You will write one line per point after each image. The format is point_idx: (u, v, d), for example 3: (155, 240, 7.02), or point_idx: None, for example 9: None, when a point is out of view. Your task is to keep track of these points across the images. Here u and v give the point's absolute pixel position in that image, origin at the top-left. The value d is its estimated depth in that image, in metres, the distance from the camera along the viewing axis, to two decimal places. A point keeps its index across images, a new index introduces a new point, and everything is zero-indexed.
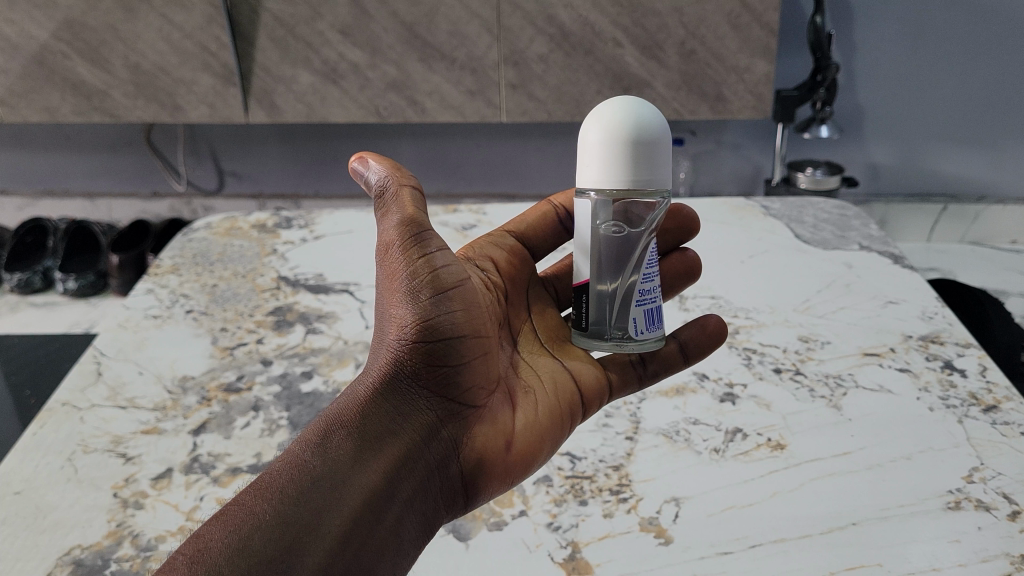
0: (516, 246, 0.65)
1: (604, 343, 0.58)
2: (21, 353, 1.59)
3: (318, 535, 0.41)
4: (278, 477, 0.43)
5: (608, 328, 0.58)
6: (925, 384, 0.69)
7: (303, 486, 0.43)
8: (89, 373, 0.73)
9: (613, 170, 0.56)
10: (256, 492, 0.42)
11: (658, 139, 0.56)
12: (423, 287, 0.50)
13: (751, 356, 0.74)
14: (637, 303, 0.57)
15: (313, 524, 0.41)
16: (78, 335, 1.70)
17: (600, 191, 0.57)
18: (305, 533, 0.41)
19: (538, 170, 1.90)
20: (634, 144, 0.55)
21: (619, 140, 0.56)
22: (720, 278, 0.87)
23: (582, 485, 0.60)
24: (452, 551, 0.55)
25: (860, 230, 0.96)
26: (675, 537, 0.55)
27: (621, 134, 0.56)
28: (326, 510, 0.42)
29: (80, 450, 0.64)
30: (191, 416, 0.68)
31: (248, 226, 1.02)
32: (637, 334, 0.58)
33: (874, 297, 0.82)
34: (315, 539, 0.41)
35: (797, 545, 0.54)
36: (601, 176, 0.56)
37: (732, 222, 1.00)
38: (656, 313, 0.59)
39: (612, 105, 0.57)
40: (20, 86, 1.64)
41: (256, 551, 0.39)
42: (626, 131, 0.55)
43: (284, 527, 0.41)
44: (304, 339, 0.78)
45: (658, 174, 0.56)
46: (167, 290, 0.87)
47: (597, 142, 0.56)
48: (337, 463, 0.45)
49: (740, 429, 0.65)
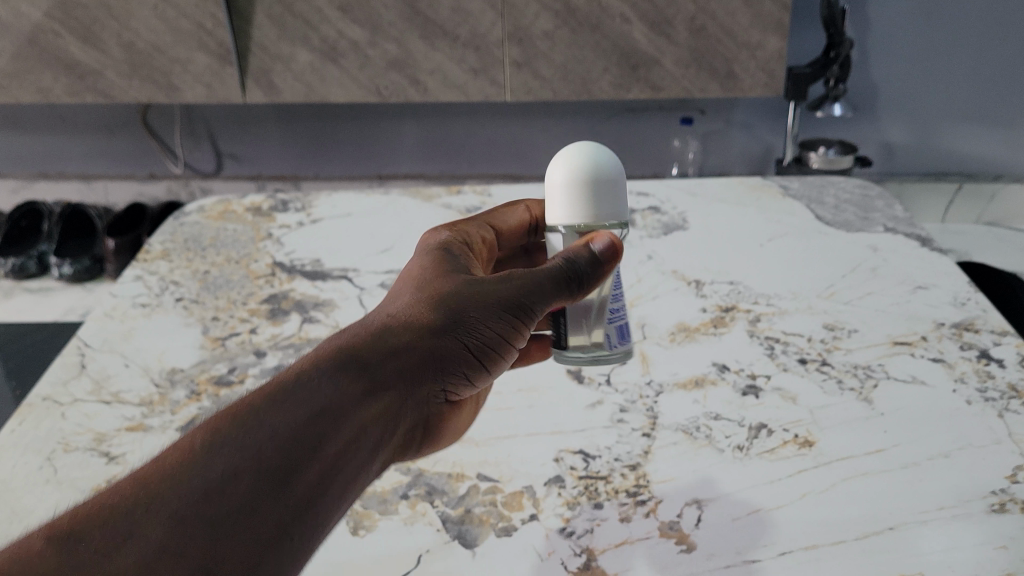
0: (489, 239, 0.60)
1: (579, 355, 0.55)
2: (9, 342, 1.54)
3: (299, 485, 0.37)
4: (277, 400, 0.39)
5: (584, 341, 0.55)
6: (961, 375, 0.64)
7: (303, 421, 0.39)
8: (72, 365, 0.69)
9: (579, 208, 0.54)
10: (250, 413, 0.38)
11: (616, 176, 0.54)
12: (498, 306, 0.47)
13: (774, 345, 0.69)
14: (609, 322, 0.55)
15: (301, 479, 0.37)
16: (67, 324, 1.66)
17: (569, 227, 0.54)
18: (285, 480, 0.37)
19: (543, 151, 1.85)
20: (600, 184, 0.53)
21: (582, 180, 0.53)
22: (739, 262, 0.82)
23: (596, 487, 0.56)
24: (458, 560, 0.51)
25: (884, 211, 0.91)
26: (698, 544, 0.51)
27: (584, 176, 0.53)
28: (317, 447, 0.38)
29: (60, 449, 0.60)
30: (178, 412, 0.64)
31: (242, 209, 0.96)
32: (610, 347, 0.56)
33: (901, 281, 0.77)
34: (294, 495, 0.37)
35: (830, 552, 0.50)
36: (568, 215, 0.54)
37: (750, 202, 0.94)
38: (626, 327, 0.57)
39: (569, 149, 0.55)
40: (10, 67, 1.59)
41: (245, 485, 0.36)
42: (587, 171, 0.53)
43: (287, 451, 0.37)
44: (300, 328, 0.74)
45: (621, 208, 0.54)
46: (156, 277, 0.82)
47: (560, 182, 0.54)
48: (346, 403, 0.40)
49: (765, 425, 0.61)
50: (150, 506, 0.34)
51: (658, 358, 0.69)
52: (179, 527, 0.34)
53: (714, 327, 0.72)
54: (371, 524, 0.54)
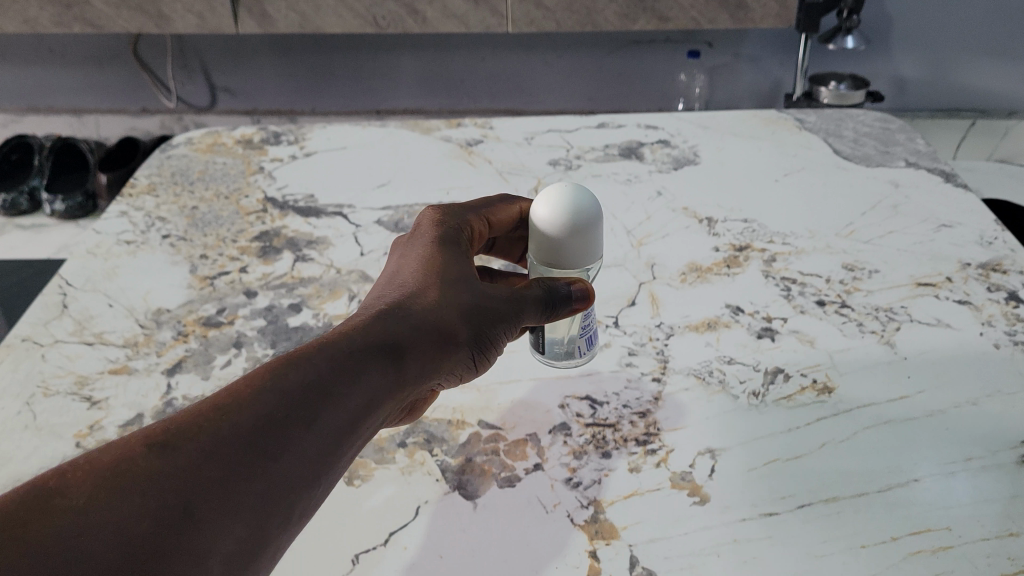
0: (484, 233, 0.58)
1: (551, 354, 0.58)
2: None
3: (286, 463, 0.38)
4: (294, 385, 0.40)
5: (557, 344, 0.58)
6: (988, 318, 0.61)
7: (315, 412, 0.40)
8: (53, 305, 0.66)
9: (562, 256, 0.54)
10: (267, 396, 0.39)
11: (596, 220, 0.54)
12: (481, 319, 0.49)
13: (790, 286, 0.66)
14: (580, 334, 0.57)
15: (304, 474, 0.39)
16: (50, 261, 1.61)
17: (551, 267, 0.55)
18: (289, 472, 0.38)
19: (546, 85, 1.79)
20: (580, 232, 0.53)
21: (565, 233, 0.53)
22: (753, 199, 0.78)
23: (604, 435, 0.53)
24: (458, 511, 0.48)
25: (905, 145, 0.87)
26: (712, 496, 0.48)
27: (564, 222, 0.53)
28: (308, 427, 0.39)
29: (39, 393, 0.57)
30: (165, 354, 0.61)
31: (232, 142, 0.91)
32: (579, 354, 0.58)
33: (924, 219, 0.73)
34: (296, 489, 0.38)
35: (852, 506, 0.47)
36: (551, 259, 0.54)
37: (764, 136, 0.90)
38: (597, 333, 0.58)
39: (552, 197, 0.54)
40: None
41: (234, 457, 0.37)
42: (571, 225, 0.53)
43: (278, 429, 0.38)
44: (292, 267, 0.70)
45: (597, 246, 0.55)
46: (142, 213, 0.79)
47: (546, 233, 0.53)
48: (342, 386, 0.41)
49: (781, 370, 0.58)
50: (146, 468, 0.35)
51: (668, 299, 0.65)
52: (168, 491, 0.35)
53: (727, 267, 0.69)
54: (367, 473, 0.51)
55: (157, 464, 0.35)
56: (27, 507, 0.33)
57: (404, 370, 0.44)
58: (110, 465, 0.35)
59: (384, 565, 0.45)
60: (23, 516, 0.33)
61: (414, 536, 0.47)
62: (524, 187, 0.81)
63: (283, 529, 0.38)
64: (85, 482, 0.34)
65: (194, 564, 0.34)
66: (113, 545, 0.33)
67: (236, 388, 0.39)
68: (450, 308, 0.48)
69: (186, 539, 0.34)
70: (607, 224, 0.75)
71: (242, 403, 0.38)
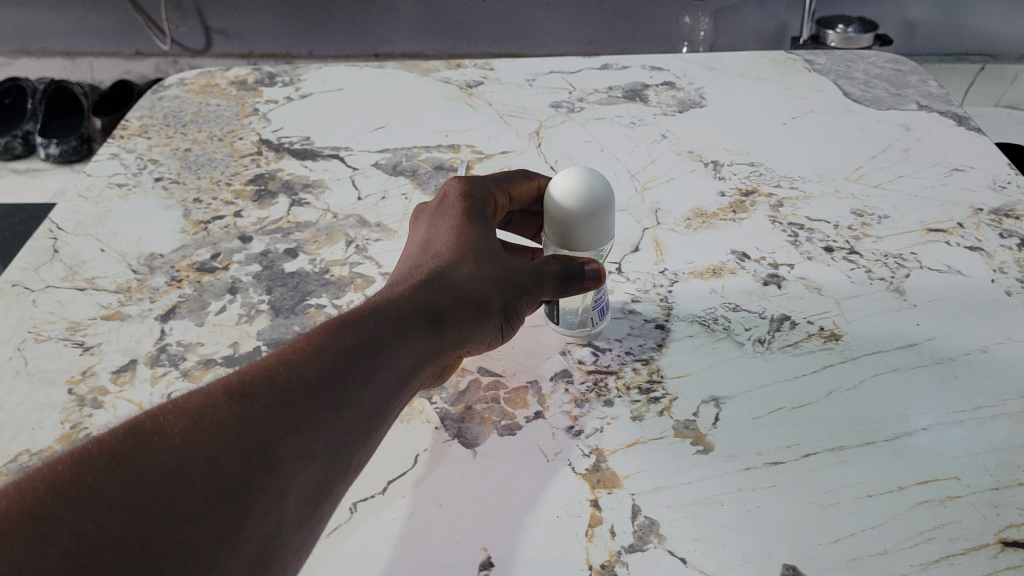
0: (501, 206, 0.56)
1: (564, 327, 0.55)
2: None
3: (346, 414, 0.39)
4: (351, 342, 0.41)
5: (572, 317, 0.55)
6: (1000, 265, 0.60)
7: (370, 369, 0.41)
8: (44, 250, 0.65)
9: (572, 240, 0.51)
10: (327, 354, 0.40)
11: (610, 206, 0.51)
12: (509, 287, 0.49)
13: (798, 232, 0.64)
14: (593, 306, 0.54)
15: (363, 428, 0.40)
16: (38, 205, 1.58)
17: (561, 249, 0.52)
18: (351, 424, 0.39)
19: (547, 28, 1.75)
20: (594, 217, 0.50)
21: (578, 219, 0.50)
22: (760, 142, 0.76)
23: (606, 383, 0.52)
24: (457, 459, 0.48)
25: (917, 88, 0.84)
26: (715, 445, 0.48)
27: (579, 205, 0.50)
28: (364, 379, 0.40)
29: (31, 339, 0.56)
30: (158, 299, 0.60)
31: (226, 83, 0.89)
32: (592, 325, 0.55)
33: (936, 163, 0.72)
34: (356, 441, 0.39)
35: (858, 454, 0.47)
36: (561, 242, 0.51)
37: (772, 77, 0.87)
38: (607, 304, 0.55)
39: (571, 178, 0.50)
40: None
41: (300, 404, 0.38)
42: (584, 212, 0.50)
43: (336, 380, 0.40)
44: (288, 212, 0.69)
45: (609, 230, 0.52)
46: (134, 155, 0.77)
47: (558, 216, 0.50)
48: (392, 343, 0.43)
49: (788, 317, 0.56)
50: (220, 412, 0.36)
51: (672, 245, 0.64)
52: (242, 433, 0.36)
53: (733, 212, 0.67)
54: None
55: (239, 409, 0.37)
56: (121, 442, 0.35)
57: (443, 337, 0.45)
58: (195, 413, 0.36)
59: (382, 514, 0.45)
60: (118, 448, 0.34)
61: (413, 484, 0.46)
62: (525, 130, 0.79)
63: (344, 477, 0.39)
64: (174, 424, 0.36)
65: (276, 501, 0.36)
66: (207, 478, 0.34)
67: (296, 345, 0.41)
68: (480, 279, 0.48)
69: (264, 479, 0.35)
70: (610, 169, 0.73)
71: (304, 359, 0.40)
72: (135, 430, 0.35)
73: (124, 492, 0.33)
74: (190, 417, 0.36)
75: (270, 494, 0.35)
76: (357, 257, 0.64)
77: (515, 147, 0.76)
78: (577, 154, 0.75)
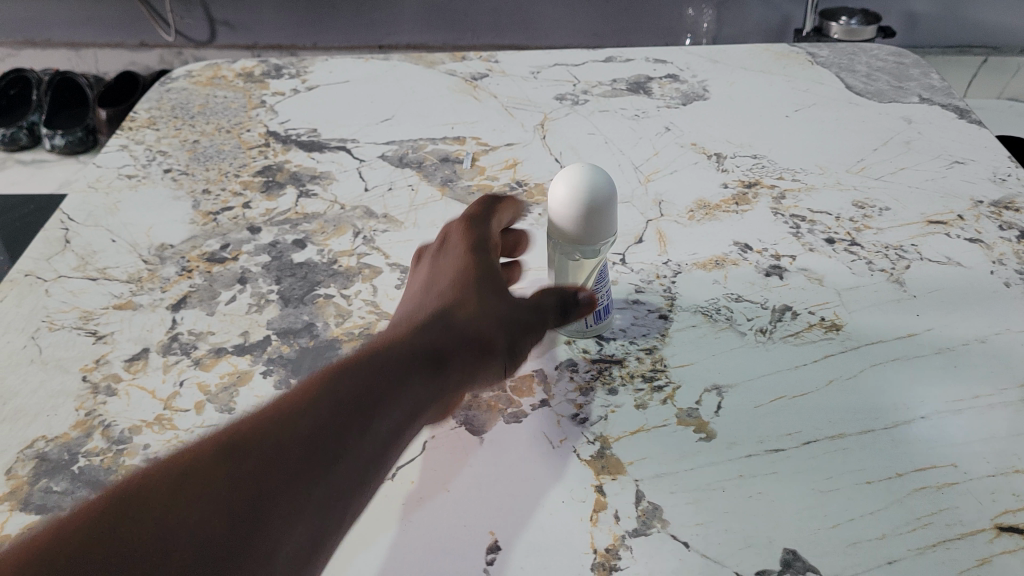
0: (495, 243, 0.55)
1: (565, 328, 0.56)
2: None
3: (354, 447, 0.40)
4: (351, 380, 0.42)
5: (572, 317, 0.55)
6: (999, 256, 0.60)
7: (375, 404, 0.41)
8: (55, 240, 0.66)
9: (571, 235, 0.50)
10: (329, 393, 0.41)
11: (611, 204, 0.50)
12: (510, 322, 0.49)
13: (800, 224, 0.65)
14: (592, 305, 0.54)
15: (369, 462, 0.40)
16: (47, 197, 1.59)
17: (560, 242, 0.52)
18: (359, 457, 0.40)
19: (551, 19, 1.75)
20: (595, 213, 0.50)
21: (576, 214, 0.49)
22: (763, 135, 0.77)
23: (610, 371, 0.53)
24: (465, 446, 0.49)
25: (919, 81, 0.85)
26: (717, 433, 0.48)
27: (582, 203, 0.49)
28: (370, 412, 0.41)
29: (44, 328, 0.57)
30: (169, 289, 0.61)
31: (233, 75, 0.90)
32: (589, 326, 0.55)
33: (936, 156, 0.72)
34: (363, 476, 0.40)
35: (858, 442, 0.47)
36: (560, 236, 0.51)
37: (775, 70, 0.88)
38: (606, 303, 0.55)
39: (571, 174, 0.50)
40: None
41: (303, 439, 0.39)
42: (582, 207, 0.49)
43: (340, 415, 0.40)
44: (296, 204, 0.70)
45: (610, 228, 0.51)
46: (143, 147, 0.78)
47: (558, 210, 0.50)
48: (393, 380, 0.43)
49: (789, 307, 0.57)
50: (221, 457, 0.37)
51: (675, 237, 0.65)
52: (244, 477, 0.37)
53: (736, 204, 0.68)
54: None
55: (241, 453, 0.38)
56: (125, 498, 0.35)
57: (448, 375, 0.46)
58: (197, 459, 0.37)
59: (391, 499, 0.46)
60: (119, 504, 0.35)
61: (421, 470, 0.47)
62: (529, 122, 0.80)
63: (352, 508, 0.39)
64: (175, 473, 0.37)
65: (285, 535, 0.36)
66: (209, 521, 0.35)
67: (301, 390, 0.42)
68: (484, 319, 0.49)
69: (270, 516, 0.36)
70: (615, 160, 0.74)
71: (308, 399, 0.41)
72: (139, 482, 0.36)
73: (125, 546, 0.33)
74: (190, 465, 0.37)
75: (277, 533, 0.36)
76: (365, 248, 0.64)
77: (520, 139, 0.77)
78: (581, 146, 0.76)
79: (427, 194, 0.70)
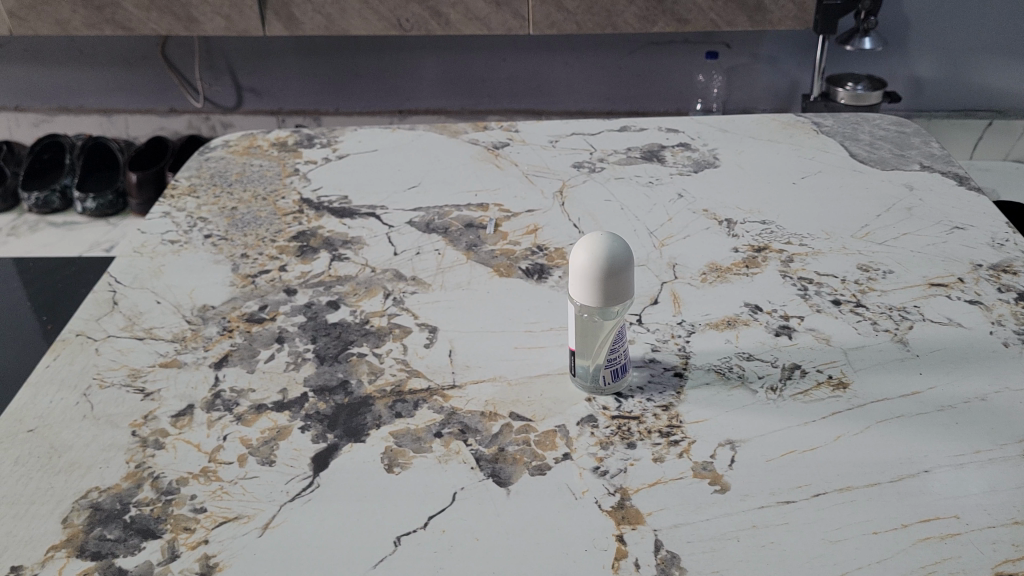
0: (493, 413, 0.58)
1: (583, 384, 0.59)
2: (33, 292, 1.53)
3: None
4: None
5: (589, 374, 0.59)
6: (998, 318, 0.64)
7: None
8: (104, 302, 0.70)
9: (589, 300, 0.54)
10: None
11: (625, 272, 0.53)
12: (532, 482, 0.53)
13: (807, 286, 0.69)
14: (607, 365, 0.58)
15: None
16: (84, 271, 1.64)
17: (580, 306, 0.55)
18: None
19: (566, 85, 1.81)
20: (611, 279, 0.53)
21: (594, 280, 0.53)
22: (771, 201, 0.81)
23: (629, 427, 0.56)
24: (492, 497, 0.52)
25: (921, 149, 0.89)
26: (731, 485, 0.51)
27: (598, 271, 0.53)
28: None
29: (95, 385, 0.61)
30: (211, 348, 0.64)
31: (268, 144, 0.95)
32: (604, 384, 0.59)
33: (937, 221, 0.76)
34: None
35: (865, 494, 0.50)
36: (579, 301, 0.54)
37: (782, 139, 0.92)
38: (622, 364, 0.59)
39: (591, 244, 0.53)
40: (22, 11, 1.49)
41: None
42: (599, 274, 0.53)
43: None
44: (329, 266, 0.74)
45: (625, 294, 0.54)
46: (184, 214, 0.82)
47: (578, 275, 0.54)
48: None
49: (798, 365, 0.60)
50: None
51: (689, 298, 0.68)
52: None
53: (746, 267, 0.71)
54: (406, 461, 0.54)
55: None
56: None
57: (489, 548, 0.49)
58: None
59: (423, 546, 0.49)
60: None
61: (451, 521, 0.50)
62: (549, 189, 0.84)
63: None
64: None
65: None
66: None
67: None
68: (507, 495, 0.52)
69: None
70: (630, 226, 0.78)
71: None
72: None
73: None
74: None
75: None
76: (395, 309, 0.68)
77: (540, 206, 0.81)
78: (599, 212, 0.80)
79: (453, 258, 0.74)
